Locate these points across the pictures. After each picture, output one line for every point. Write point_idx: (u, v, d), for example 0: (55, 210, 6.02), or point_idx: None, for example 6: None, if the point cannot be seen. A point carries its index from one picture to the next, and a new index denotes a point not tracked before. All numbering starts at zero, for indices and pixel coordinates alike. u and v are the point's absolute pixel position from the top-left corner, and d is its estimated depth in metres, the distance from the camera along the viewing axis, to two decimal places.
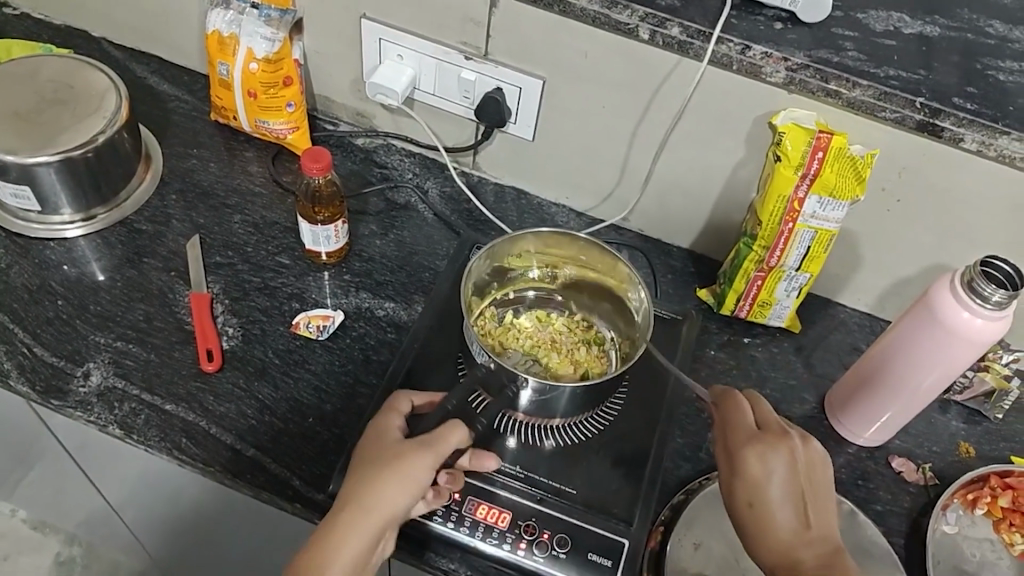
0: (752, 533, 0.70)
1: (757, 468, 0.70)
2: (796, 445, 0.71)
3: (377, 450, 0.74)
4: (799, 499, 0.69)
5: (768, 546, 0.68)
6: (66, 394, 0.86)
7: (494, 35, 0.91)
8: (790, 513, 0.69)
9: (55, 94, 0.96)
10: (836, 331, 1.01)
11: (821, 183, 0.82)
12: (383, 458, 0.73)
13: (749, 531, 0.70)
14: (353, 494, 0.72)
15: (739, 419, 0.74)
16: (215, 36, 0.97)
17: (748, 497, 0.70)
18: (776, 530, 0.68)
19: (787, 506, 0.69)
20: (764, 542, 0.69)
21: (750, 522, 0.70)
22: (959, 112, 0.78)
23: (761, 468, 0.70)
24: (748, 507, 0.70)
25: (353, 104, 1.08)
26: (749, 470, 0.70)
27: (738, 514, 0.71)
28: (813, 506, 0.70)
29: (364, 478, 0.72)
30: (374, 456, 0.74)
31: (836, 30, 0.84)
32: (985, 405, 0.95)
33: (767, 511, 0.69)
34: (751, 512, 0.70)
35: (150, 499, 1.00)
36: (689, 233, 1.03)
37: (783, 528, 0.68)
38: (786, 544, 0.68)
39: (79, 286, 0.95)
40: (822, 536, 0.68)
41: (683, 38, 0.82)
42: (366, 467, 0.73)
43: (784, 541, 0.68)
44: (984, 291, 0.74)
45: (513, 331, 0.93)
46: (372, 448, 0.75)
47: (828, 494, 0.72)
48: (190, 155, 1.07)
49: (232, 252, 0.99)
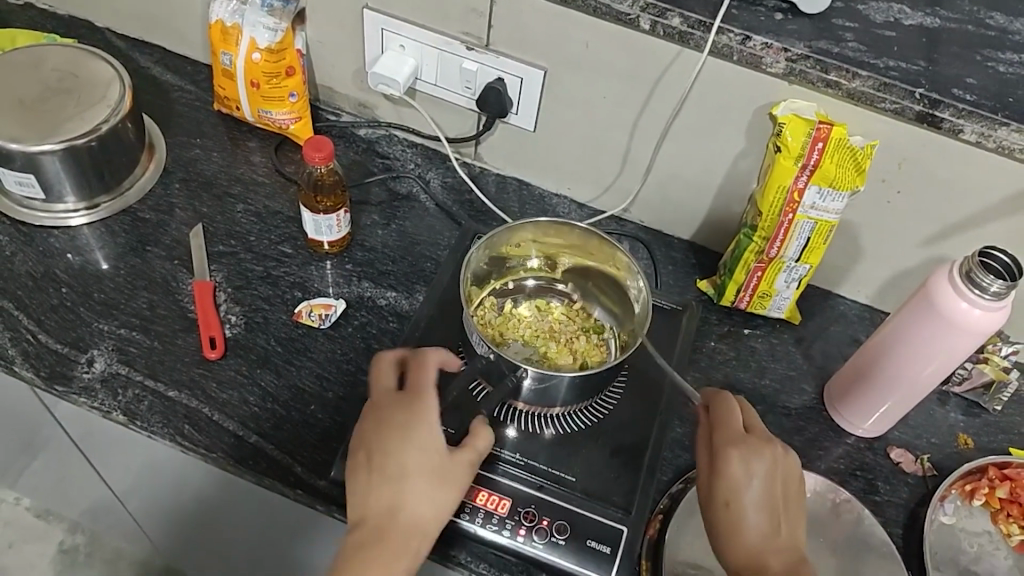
0: (724, 533, 0.72)
1: (740, 471, 0.72)
2: (779, 453, 0.74)
3: (424, 460, 0.74)
4: (774, 507, 0.72)
5: (739, 546, 0.71)
6: (70, 380, 0.87)
7: (496, 25, 0.92)
8: (765, 518, 0.71)
9: (60, 83, 0.96)
10: (836, 323, 1.01)
11: (821, 174, 0.83)
12: (435, 473, 0.74)
13: (721, 529, 0.72)
14: (407, 510, 0.72)
15: (728, 419, 0.76)
16: (219, 26, 0.98)
17: (727, 497, 0.72)
18: (750, 533, 0.71)
19: (763, 510, 0.72)
20: (735, 542, 0.71)
21: (725, 521, 0.72)
22: (959, 103, 0.78)
23: (745, 472, 0.72)
24: (727, 506, 0.72)
25: (355, 94, 1.08)
26: (730, 472, 0.72)
27: (713, 512, 0.73)
28: (785, 515, 0.73)
29: (419, 494, 0.73)
30: (422, 466, 0.74)
31: (837, 21, 0.84)
32: (983, 397, 0.96)
33: (744, 513, 0.71)
34: (728, 511, 0.72)
35: (153, 486, 1.00)
36: (690, 224, 1.04)
37: (756, 531, 0.71)
38: (757, 547, 0.70)
39: (83, 274, 0.95)
40: (789, 544, 0.71)
41: (684, 28, 0.82)
42: (418, 480, 0.73)
43: (754, 544, 0.71)
44: (982, 281, 0.74)
45: (513, 320, 0.93)
46: (415, 454, 0.74)
47: (798, 503, 0.74)
48: (194, 145, 1.08)
49: (235, 241, 1.00)
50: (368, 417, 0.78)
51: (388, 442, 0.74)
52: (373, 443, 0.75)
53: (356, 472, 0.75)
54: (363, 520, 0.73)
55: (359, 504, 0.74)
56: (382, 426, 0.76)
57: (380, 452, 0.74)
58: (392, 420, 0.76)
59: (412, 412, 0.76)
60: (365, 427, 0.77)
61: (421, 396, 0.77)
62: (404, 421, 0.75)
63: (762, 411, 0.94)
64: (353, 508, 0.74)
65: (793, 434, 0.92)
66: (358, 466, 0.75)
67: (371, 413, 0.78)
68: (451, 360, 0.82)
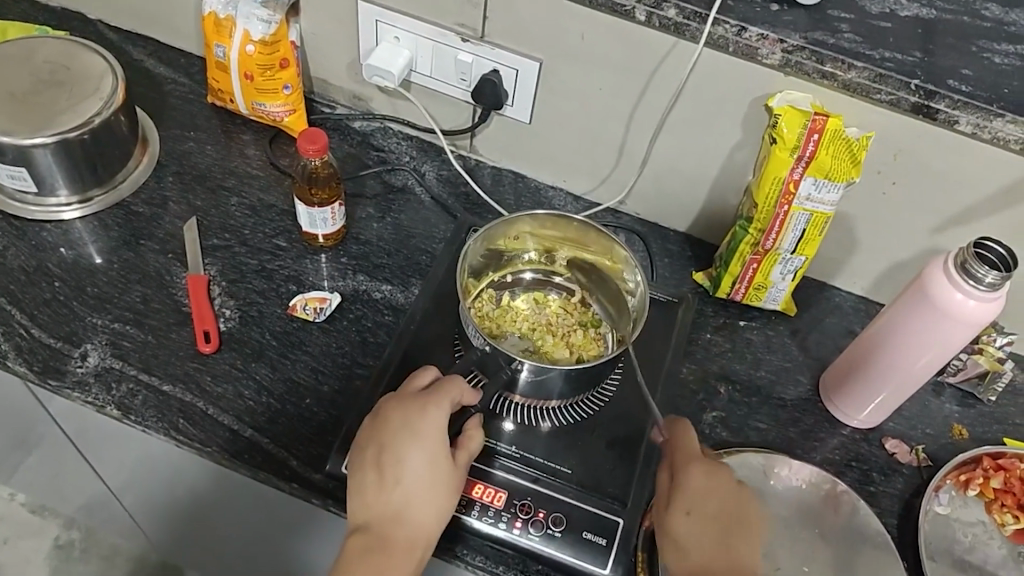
0: (674, 539, 0.74)
1: (699, 484, 0.74)
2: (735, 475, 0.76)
3: (429, 468, 0.74)
4: (729, 524, 0.74)
5: (684, 553, 0.73)
6: (64, 374, 0.86)
7: (491, 16, 0.91)
8: (720, 534, 0.73)
9: (52, 76, 0.95)
10: (832, 314, 1.01)
11: (816, 166, 0.83)
12: (438, 480, 0.75)
13: (672, 535, 0.74)
14: (412, 517, 0.74)
15: (689, 441, 0.78)
16: (212, 18, 0.97)
17: (683, 506, 0.74)
18: (699, 542, 0.73)
19: (716, 524, 0.73)
20: (681, 547, 0.73)
21: (678, 527, 0.74)
22: (954, 95, 0.78)
23: (703, 486, 0.74)
24: (681, 514, 0.74)
25: (350, 87, 1.08)
26: (689, 485, 0.74)
27: (666, 518, 0.75)
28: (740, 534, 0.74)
29: (423, 502, 0.74)
30: (428, 474, 0.74)
31: (832, 12, 0.83)
32: (978, 387, 0.96)
33: (696, 524, 0.73)
34: (682, 518, 0.74)
35: (148, 481, 1.00)
36: (686, 216, 1.03)
37: (704, 542, 0.73)
38: (701, 557, 0.72)
39: (76, 268, 0.95)
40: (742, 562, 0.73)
41: (679, 19, 0.82)
42: (423, 488, 0.74)
43: (698, 554, 0.72)
44: (977, 272, 0.74)
45: (510, 314, 0.93)
46: (422, 460, 0.74)
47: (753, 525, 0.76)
48: (188, 138, 1.07)
49: (229, 234, 0.99)
50: (376, 417, 0.78)
51: (395, 447, 0.75)
52: (381, 447, 0.76)
53: (362, 474, 0.76)
54: (368, 524, 0.74)
55: (364, 508, 0.75)
56: (390, 429, 0.76)
57: (388, 457, 0.75)
58: (400, 425, 0.76)
59: (420, 415, 0.76)
60: (372, 428, 0.78)
61: (429, 401, 0.76)
62: (412, 426, 0.75)
63: (758, 402, 0.94)
64: (358, 511, 0.75)
65: (788, 426, 0.92)
66: (365, 468, 0.76)
67: (379, 414, 0.78)
68: (472, 397, 0.79)
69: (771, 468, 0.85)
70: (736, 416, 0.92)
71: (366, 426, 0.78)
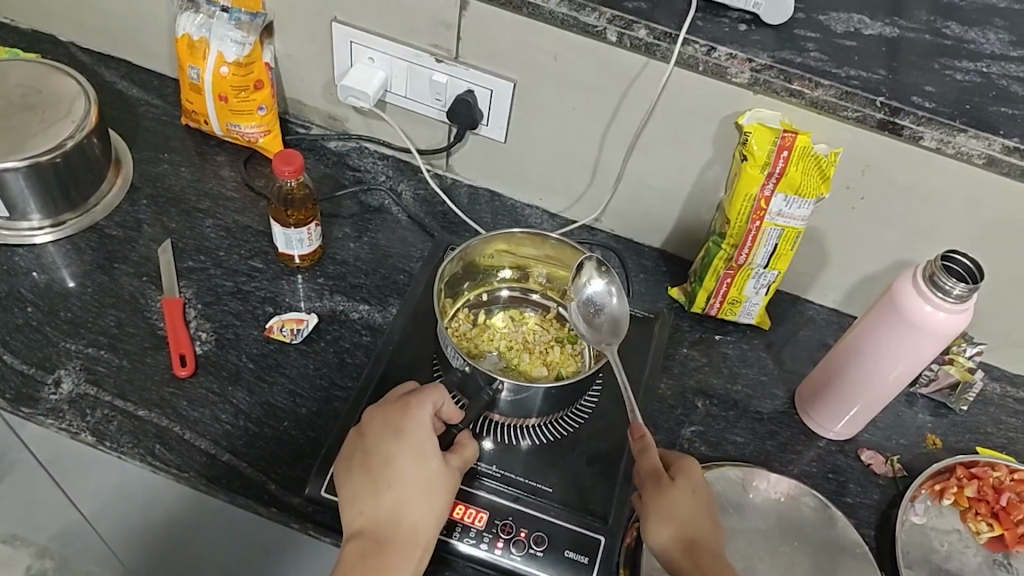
0: (670, 511, 0.75)
1: (697, 473, 0.78)
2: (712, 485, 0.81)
3: (420, 467, 0.75)
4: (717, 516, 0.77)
5: (678, 526, 0.74)
6: (37, 401, 0.85)
7: (464, 38, 0.92)
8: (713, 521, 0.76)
9: (22, 99, 0.95)
10: (806, 327, 1.03)
11: (787, 182, 0.84)
12: (431, 480, 0.75)
13: (669, 506, 0.75)
14: (406, 517, 0.73)
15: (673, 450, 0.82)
16: (185, 40, 0.97)
17: (688, 485, 0.76)
18: (694, 519, 0.75)
19: (710, 509, 0.76)
20: (675, 520, 0.74)
21: (678, 500, 0.75)
22: (918, 111, 0.80)
23: (700, 472, 0.78)
24: (685, 490, 0.76)
25: (325, 107, 1.08)
26: (690, 471, 0.78)
27: (665, 490, 0.76)
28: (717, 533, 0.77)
29: (417, 501, 0.74)
30: (418, 472, 0.75)
31: (799, 31, 0.85)
32: (950, 397, 0.97)
33: (694, 504, 0.76)
34: (684, 494, 0.76)
35: (123, 508, 0.99)
36: (661, 232, 1.04)
37: (701, 520, 0.75)
38: (696, 531, 0.74)
39: (49, 293, 0.94)
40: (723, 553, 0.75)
41: (650, 39, 0.83)
42: (415, 487, 0.74)
43: (694, 528, 0.74)
44: (945, 284, 0.75)
45: (488, 332, 0.93)
46: (411, 460, 0.75)
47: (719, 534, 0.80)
48: (162, 160, 1.07)
49: (204, 256, 0.99)
50: (361, 425, 0.78)
51: (383, 449, 0.75)
52: (369, 452, 0.76)
53: (353, 481, 0.76)
54: (362, 529, 0.74)
55: (358, 514, 0.74)
56: (377, 433, 0.77)
57: (377, 460, 0.75)
58: (385, 428, 0.76)
59: (407, 416, 0.76)
60: (359, 436, 0.78)
61: (411, 402, 0.77)
62: (398, 428, 0.76)
63: (735, 416, 0.94)
64: (352, 518, 0.74)
65: (765, 439, 0.93)
66: (355, 475, 0.76)
67: (364, 421, 0.78)
68: (456, 411, 0.79)
69: (750, 481, 0.86)
70: (714, 430, 0.93)
71: (353, 435, 0.79)
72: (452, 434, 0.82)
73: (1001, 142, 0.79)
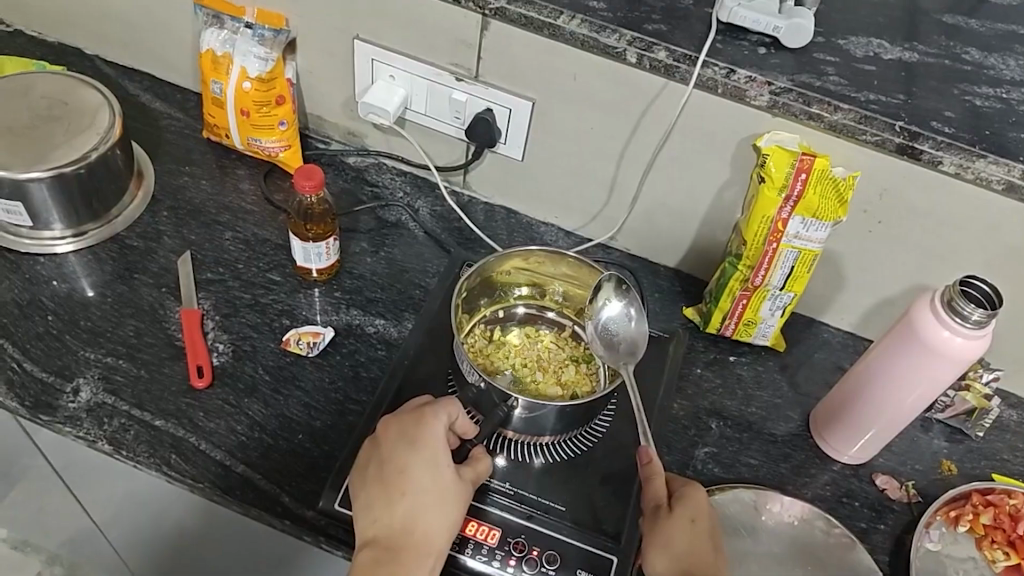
0: (667, 542, 0.75)
1: (698, 502, 0.77)
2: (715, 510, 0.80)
3: (434, 478, 0.75)
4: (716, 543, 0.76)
5: (674, 557, 0.74)
6: (55, 409, 0.86)
7: (484, 57, 0.93)
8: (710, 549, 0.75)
9: (49, 110, 0.96)
10: (820, 350, 1.03)
11: (804, 205, 0.84)
12: (444, 491, 0.75)
13: (667, 536, 0.75)
14: (420, 527, 0.73)
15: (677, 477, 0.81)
16: (209, 55, 0.99)
17: (687, 513, 0.76)
18: (691, 550, 0.74)
19: (710, 537, 0.76)
20: (672, 551, 0.75)
21: (676, 531, 0.75)
22: (937, 136, 0.80)
23: (701, 500, 0.78)
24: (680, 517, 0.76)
25: (345, 123, 1.09)
26: (693, 499, 0.77)
27: (663, 521, 0.76)
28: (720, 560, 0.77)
29: (431, 511, 0.74)
30: (432, 482, 0.75)
31: (818, 55, 0.86)
32: (967, 423, 0.97)
33: (691, 533, 0.75)
34: (683, 523, 0.76)
35: (136, 518, 0.99)
36: (677, 252, 1.05)
37: (699, 549, 0.75)
38: (693, 561, 0.74)
39: (69, 301, 0.95)
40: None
41: (669, 61, 0.84)
42: (429, 497, 0.74)
43: (692, 558, 0.74)
44: (963, 310, 0.75)
45: (503, 349, 0.93)
46: (426, 470, 0.75)
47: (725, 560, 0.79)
48: (183, 173, 1.08)
49: (223, 268, 1.00)
50: (376, 436, 0.79)
51: (398, 459, 0.76)
52: (384, 461, 0.76)
53: (367, 490, 0.76)
54: (376, 538, 0.74)
55: (371, 523, 0.75)
56: (391, 444, 0.77)
57: (391, 469, 0.76)
58: (400, 439, 0.77)
59: (421, 428, 0.77)
60: (373, 447, 0.78)
61: (426, 413, 0.78)
62: (412, 439, 0.76)
63: (749, 438, 0.94)
64: (366, 527, 0.74)
65: (779, 461, 0.93)
66: (370, 485, 0.76)
67: (378, 432, 0.79)
68: (470, 425, 0.80)
69: (763, 504, 0.85)
70: (728, 452, 0.93)
71: (367, 446, 0.79)
72: (466, 449, 0.82)
73: (1020, 168, 0.79)
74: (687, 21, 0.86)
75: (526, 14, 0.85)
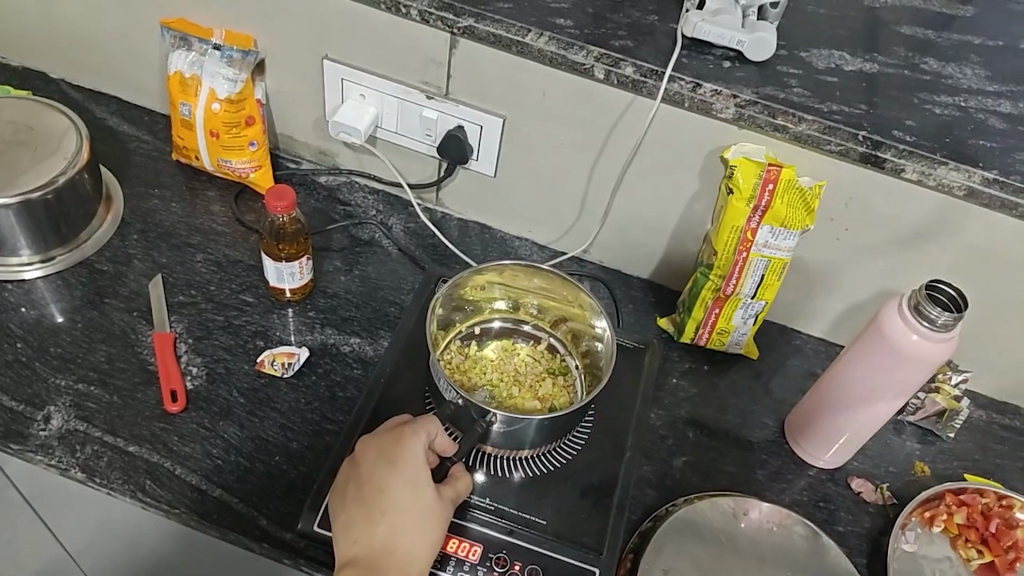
0: None
1: None
2: None
3: (413, 497, 0.75)
4: None
5: None
6: (26, 438, 0.84)
7: (454, 75, 0.93)
8: None
9: (14, 135, 0.95)
10: (792, 356, 1.04)
11: (772, 215, 0.86)
12: (424, 510, 0.75)
13: None
14: (401, 547, 0.73)
15: None
16: (178, 78, 0.99)
17: None
18: None
19: None
20: None
21: None
22: (899, 144, 0.82)
23: None
24: None
25: (316, 143, 1.09)
26: None
27: None
28: None
29: (411, 531, 0.74)
30: (412, 501, 0.75)
31: (781, 68, 0.87)
32: (937, 425, 0.99)
33: None
34: None
35: (111, 546, 0.97)
36: (649, 264, 1.06)
37: None
38: None
39: (38, 328, 0.93)
40: None
41: (637, 77, 0.85)
42: (408, 516, 0.74)
43: None
44: (930, 313, 0.76)
45: (480, 364, 0.93)
46: (406, 489, 0.75)
47: None
48: (152, 195, 1.07)
49: (195, 290, 0.99)
50: (355, 457, 0.78)
51: (376, 479, 0.76)
52: (363, 482, 0.76)
53: (347, 511, 0.76)
54: (357, 558, 0.73)
55: (352, 543, 0.74)
56: (369, 465, 0.77)
57: (371, 489, 0.75)
58: (379, 460, 0.76)
59: (401, 447, 0.76)
60: (352, 467, 0.78)
61: (405, 432, 0.77)
62: (391, 458, 0.76)
63: (725, 446, 0.95)
64: (346, 548, 0.74)
65: (756, 468, 0.94)
66: (350, 505, 0.76)
67: (357, 453, 0.78)
68: (449, 443, 0.79)
69: (741, 511, 0.85)
70: (705, 459, 0.94)
71: (347, 467, 0.79)
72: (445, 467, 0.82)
73: (980, 174, 0.81)
74: (653, 37, 0.87)
75: (494, 32, 0.86)
